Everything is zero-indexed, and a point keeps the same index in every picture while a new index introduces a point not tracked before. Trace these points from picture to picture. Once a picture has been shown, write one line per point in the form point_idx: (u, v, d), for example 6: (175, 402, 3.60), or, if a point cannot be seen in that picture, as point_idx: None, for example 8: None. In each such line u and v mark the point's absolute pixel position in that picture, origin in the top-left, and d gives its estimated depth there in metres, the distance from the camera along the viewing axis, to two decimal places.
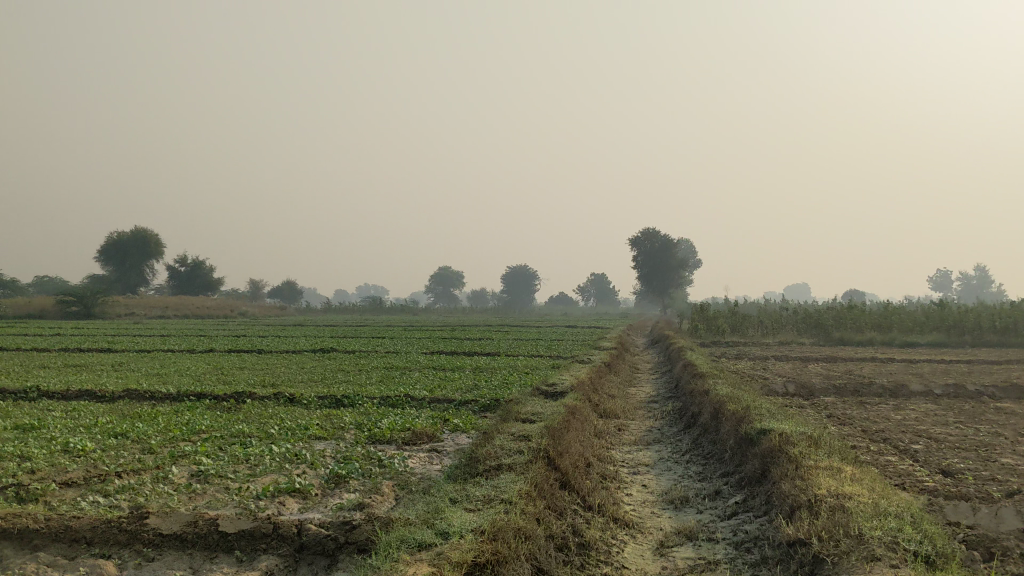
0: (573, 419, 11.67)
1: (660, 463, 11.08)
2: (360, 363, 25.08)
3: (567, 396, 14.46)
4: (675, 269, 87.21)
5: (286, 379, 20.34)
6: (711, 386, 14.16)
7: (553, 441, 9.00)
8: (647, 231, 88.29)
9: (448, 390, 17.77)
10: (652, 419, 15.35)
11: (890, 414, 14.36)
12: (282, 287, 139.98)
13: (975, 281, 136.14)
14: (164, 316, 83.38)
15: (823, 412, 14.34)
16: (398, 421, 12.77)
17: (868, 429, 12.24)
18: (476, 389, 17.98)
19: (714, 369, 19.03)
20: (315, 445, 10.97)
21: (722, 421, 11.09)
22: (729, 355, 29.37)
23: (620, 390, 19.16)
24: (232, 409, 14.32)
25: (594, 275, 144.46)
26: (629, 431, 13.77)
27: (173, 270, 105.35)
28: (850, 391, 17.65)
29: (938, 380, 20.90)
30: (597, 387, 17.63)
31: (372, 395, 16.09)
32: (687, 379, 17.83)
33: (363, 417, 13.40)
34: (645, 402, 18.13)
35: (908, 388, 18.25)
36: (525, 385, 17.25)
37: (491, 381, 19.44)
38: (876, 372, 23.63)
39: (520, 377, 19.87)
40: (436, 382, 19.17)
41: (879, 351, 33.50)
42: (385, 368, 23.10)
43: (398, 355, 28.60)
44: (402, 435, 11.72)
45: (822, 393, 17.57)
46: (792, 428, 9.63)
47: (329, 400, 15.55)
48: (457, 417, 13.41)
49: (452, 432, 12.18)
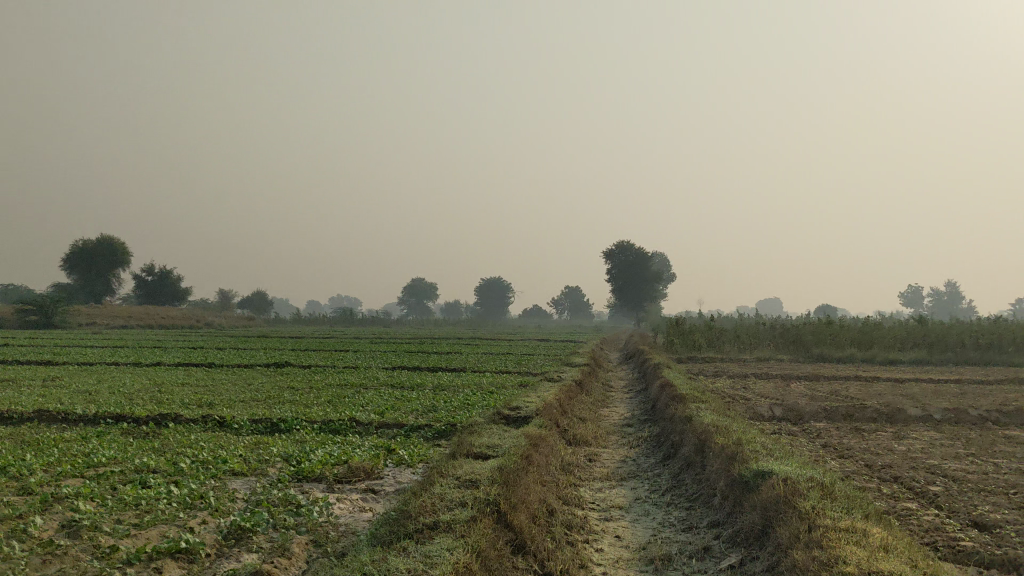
0: (535, 452, 10.00)
1: (637, 506, 9.45)
2: (313, 380, 23.23)
3: (531, 422, 12.81)
4: (649, 282, 86.18)
5: (226, 398, 18.49)
6: (694, 412, 12.50)
7: (507, 486, 7.34)
8: (622, 243, 87.30)
9: (400, 411, 16.03)
10: (626, 446, 13.73)
11: (892, 444, 12.82)
12: (252, 298, 137.56)
13: (946, 297, 136.42)
14: (127, 326, 80.88)
15: (818, 441, 12.70)
16: (333, 453, 11.06)
17: (874, 465, 10.67)
18: (433, 410, 16.26)
19: (694, 390, 17.44)
20: (227, 484, 9.23)
21: (709, 457, 9.48)
22: (707, 373, 27.85)
23: (591, 412, 17.54)
24: (148, 436, 12.52)
25: (569, 288, 143.17)
26: (601, 463, 12.14)
27: (140, 279, 102.81)
28: (842, 416, 16.04)
29: (932, 403, 19.34)
30: (566, 409, 15.97)
31: (314, 418, 14.36)
32: (665, 401, 16.18)
33: (295, 448, 11.66)
34: (620, 425, 16.51)
35: (905, 412, 16.70)
36: (486, 407, 15.57)
37: (450, 401, 17.74)
38: (864, 393, 22.06)
39: (482, 398, 18.13)
40: (390, 403, 17.42)
41: (861, 369, 32.13)
42: (339, 386, 21.26)
43: (357, 370, 26.75)
44: (334, 471, 10.03)
45: (812, 418, 15.95)
46: (795, 469, 8.03)
47: (263, 424, 13.79)
48: (403, 448, 11.71)
49: (394, 467, 10.49)
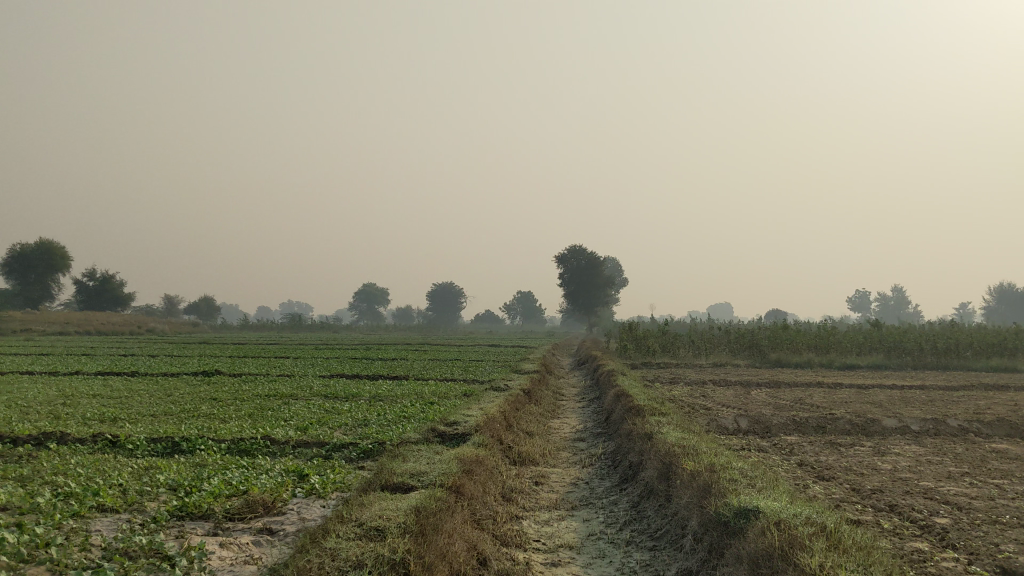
0: (470, 480, 8.35)
1: (590, 545, 7.87)
2: (240, 390, 21.31)
3: (470, 440, 11.18)
4: (602, 287, 85.03)
5: (136, 412, 16.56)
6: (654, 428, 10.94)
7: (427, 537, 5.69)
8: (574, 248, 86.17)
9: (326, 426, 14.29)
10: (577, 466, 12.17)
11: (876, 461, 11.42)
12: (197, 304, 134.02)
13: (893, 301, 137.65)
14: (64, 332, 77.52)
15: (793, 460, 11.20)
16: (232, 482, 9.33)
17: (863, 490, 9.25)
18: (364, 425, 14.55)
19: (653, 401, 15.93)
20: (88, 527, 7.45)
21: (676, 488, 7.94)
22: (663, 380, 26.45)
23: (539, 425, 15.94)
24: (19, 460, 10.65)
25: (521, 293, 141.79)
26: (549, 487, 10.55)
27: (80, 284, 99.17)
28: (814, 429, 14.62)
29: (903, 412, 18.05)
30: (512, 423, 14.35)
31: (223, 436, 12.57)
32: (621, 414, 14.64)
33: (190, 475, 9.88)
34: (571, 440, 14.93)
35: (878, 422, 15.31)
36: (423, 422, 13.91)
37: (384, 414, 16.03)
38: (828, 401, 20.76)
39: (421, 410, 16.44)
40: (317, 416, 15.67)
41: (822, 375, 30.98)
42: (267, 398, 19.38)
43: (290, 379, 24.84)
44: (228, 505, 8.33)
45: (781, 432, 14.48)
46: (785, 504, 6.53)
47: (164, 445, 11.98)
48: (317, 473, 10.02)
49: (302, 499, 8.78)
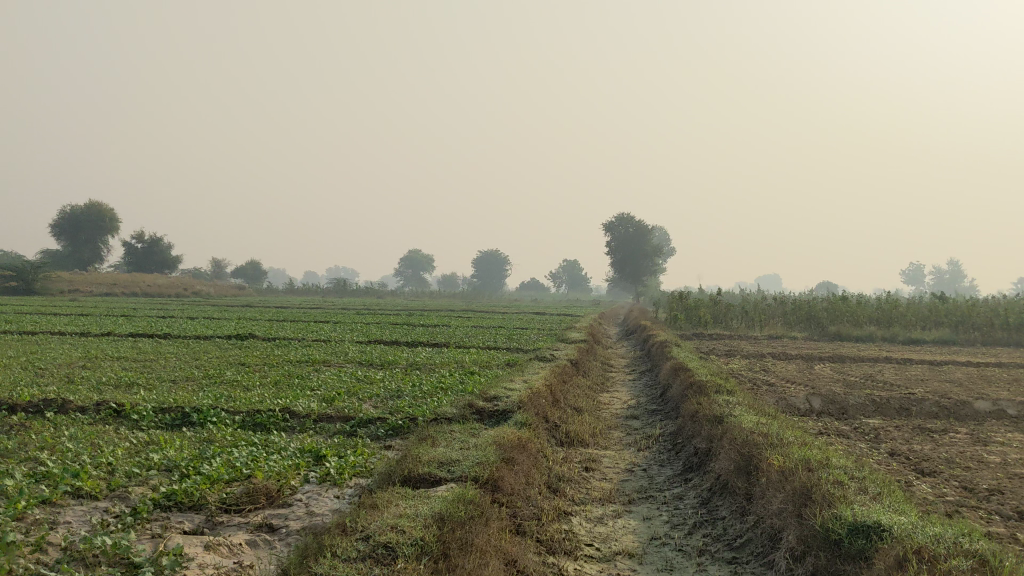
0: (509, 470, 7.00)
1: (653, 551, 6.50)
2: (270, 356, 20.19)
3: (512, 419, 9.86)
4: (650, 256, 83.09)
5: (155, 378, 15.51)
6: (725, 410, 9.51)
7: (452, 563, 4.38)
8: (622, 216, 84.21)
9: (354, 398, 13.03)
10: (632, 449, 10.78)
11: (978, 452, 9.90)
12: (244, 269, 134.47)
13: (949, 276, 133.75)
14: (110, 294, 77.61)
15: (883, 450, 9.72)
16: (237, 463, 8.09)
17: (978, 490, 7.78)
18: (396, 397, 13.28)
19: (714, 376, 14.47)
20: (52, 520, 6.23)
21: (760, 489, 6.53)
22: (718, 352, 24.94)
23: (587, 400, 14.57)
24: (8, 432, 9.52)
25: (567, 262, 140.12)
26: (601, 475, 9.19)
27: (128, 247, 99.52)
28: (896, 411, 13.09)
29: (988, 393, 16.39)
30: (558, 398, 12.97)
31: (239, 408, 11.38)
32: (680, 391, 13.20)
33: (191, 453, 8.66)
34: (623, 418, 13.53)
35: (968, 404, 13.68)
36: (461, 395, 12.61)
37: (419, 385, 14.75)
38: (902, 380, 19.09)
39: (460, 381, 15.15)
40: (346, 386, 14.45)
41: (886, 350, 29.22)
42: (296, 365, 18.23)
43: (326, 344, 23.75)
44: (227, 493, 7.06)
45: (859, 414, 12.98)
46: (912, 519, 5.11)
47: (174, 416, 10.81)
48: (337, 454, 8.76)
49: (314, 487, 7.52)
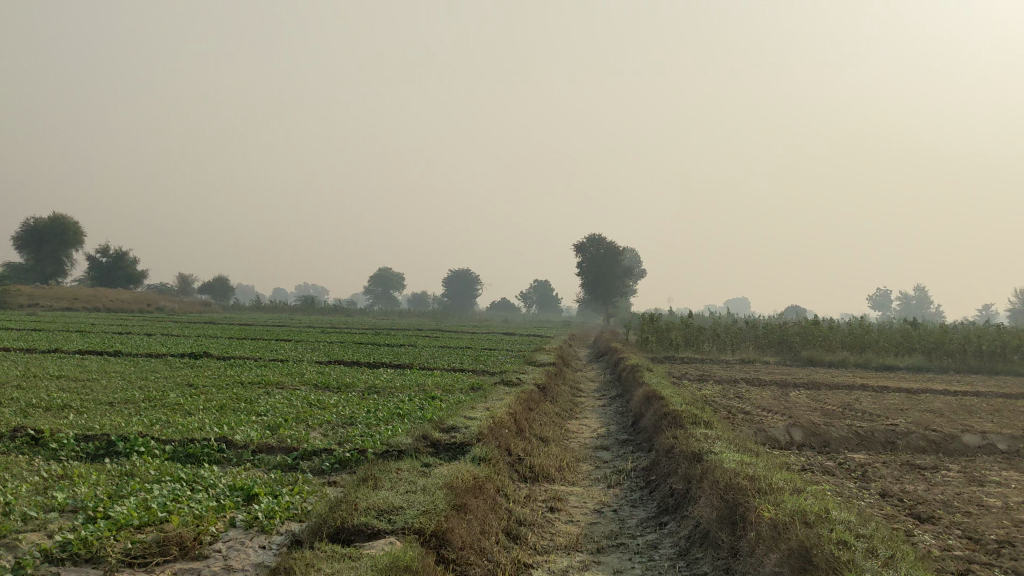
0: (461, 519, 6.11)
1: None
2: (221, 377, 19.14)
3: (470, 454, 8.97)
4: (621, 277, 82.58)
5: (91, 400, 14.44)
6: (704, 447, 8.68)
7: None
8: (594, 237, 83.66)
9: (302, 426, 12.07)
10: (601, 485, 9.92)
11: (975, 494, 9.16)
12: (211, 285, 132.52)
13: (915, 301, 134.80)
14: (71, 309, 75.74)
15: (875, 491, 8.96)
16: (155, 502, 7.13)
17: (984, 541, 7.01)
18: (348, 425, 12.35)
19: (689, 405, 13.67)
20: None
21: (749, 545, 5.70)
22: (690, 377, 24.21)
23: (554, 429, 13.70)
24: None
25: (537, 282, 139.55)
26: (567, 517, 8.30)
27: (93, 261, 97.50)
28: (881, 444, 12.36)
29: (973, 425, 15.73)
30: (523, 428, 12.09)
31: (173, 436, 10.39)
32: (653, 422, 12.37)
33: (106, 490, 7.68)
34: (591, 449, 12.66)
35: (956, 438, 12.97)
36: (418, 424, 11.71)
37: (375, 411, 13.83)
38: (881, 409, 18.41)
39: (419, 407, 14.25)
40: (296, 412, 13.50)
41: (860, 377, 28.66)
42: (248, 387, 17.20)
43: (283, 365, 22.70)
44: (134, 541, 6.09)
45: (843, 447, 12.22)
46: None
47: (98, 446, 9.81)
48: (271, 493, 7.83)
49: (239, 535, 6.58)
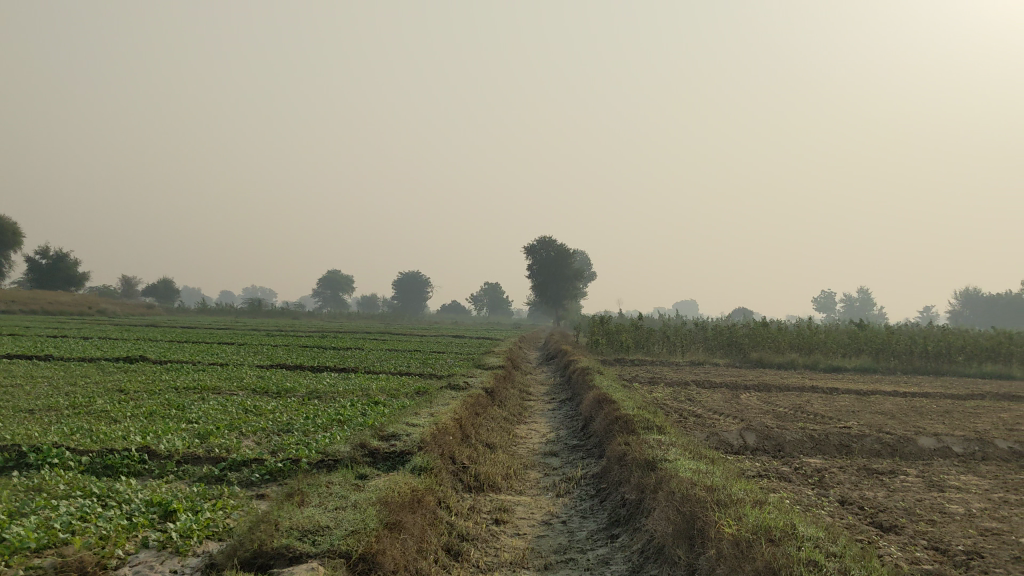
0: (396, 539, 5.58)
1: None
2: (156, 382, 18.30)
3: (410, 464, 8.42)
4: (571, 279, 82.37)
5: (12, 407, 13.61)
6: (658, 454, 8.24)
7: None
8: (544, 239, 83.34)
9: (234, 433, 11.41)
10: (549, 494, 9.43)
11: (935, 500, 8.85)
12: (156, 287, 129.82)
13: (859, 303, 136.86)
14: (8, 311, 73.47)
15: (834, 499, 8.59)
16: (59, 519, 6.48)
17: (952, 552, 6.66)
18: (284, 433, 11.72)
19: (641, 408, 13.24)
20: None
21: (708, 563, 5.26)
22: (641, 380, 23.86)
23: (502, 434, 13.19)
24: None
25: (488, 284, 139.03)
26: (513, 530, 7.79)
27: (32, 262, 94.79)
28: (837, 448, 12.05)
29: (925, 428, 15.56)
30: (468, 434, 11.56)
31: (92, 446, 9.67)
32: (603, 426, 11.92)
33: (8, 506, 7.00)
34: (540, 455, 12.17)
35: (911, 440, 12.71)
36: (357, 431, 11.12)
37: (313, 417, 13.20)
38: (832, 411, 18.21)
39: (361, 413, 13.65)
40: (230, 419, 12.82)
41: (810, 378, 28.59)
42: (182, 392, 16.44)
43: (222, 369, 21.92)
44: (27, 566, 5.44)
45: (797, 451, 11.89)
46: None
47: (7, 457, 9.08)
48: (191, 509, 7.20)
49: (150, 557, 5.97)
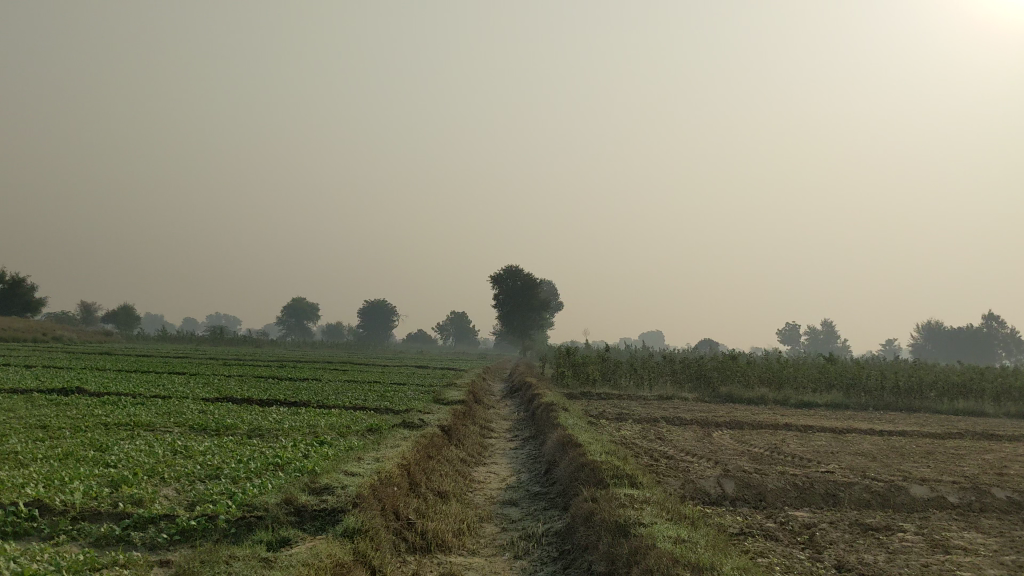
0: None
1: None
2: (86, 418, 16.87)
3: (339, 527, 7.23)
4: (538, 310, 81.32)
5: None
6: (631, 517, 7.10)
7: None
8: (511, 269, 82.35)
9: (153, 482, 10.12)
10: (506, 556, 8.26)
11: (945, 567, 7.76)
12: (117, 313, 127.31)
13: (823, 336, 137.24)
14: None
15: (831, 565, 7.49)
16: None
17: None
18: (209, 481, 10.43)
19: (610, 451, 12.09)
20: None
21: None
22: (609, 416, 22.71)
23: (456, 480, 11.97)
24: None
25: (454, 314, 137.61)
26: None
27: None
28: (825, 499, 10.96)
29: (912, 471, 14.55)
30: (417, 483, 10.34)
31: None
32: (569, 474, 10.76)
33: None
34: (497, 506, 10.96)
35: (902, 488, 11.68)
36: (292, 480, 9.87)
37: (247, 461, 11.90)
38: (810, 452, 17.17)
39: (302, 455, 12.39)
40: (153, 462, 11.53)
41: (783, 415, 27.59)
42: (111, 431, 15.06)
43: (163, 403, 20.46)
44: None
45: (781, 503, 10.80)
46: None
47: None
48: None
49: None
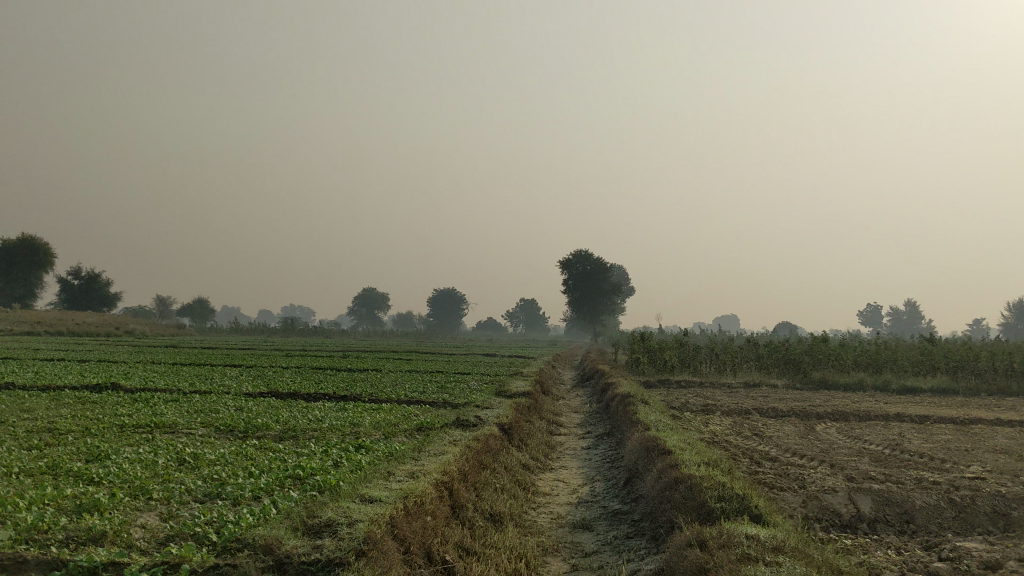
0: None
1: None
2: (101, 420, 14.90)
3: None
4: (608, 295, 78.70)
5: None
6: None
7: None
8: (580, 253, 79.80)
9: (129, 509, 8.00)
10: None
11: None
12: (192, 306, 127.98)
13: (907, 316, 131.52)
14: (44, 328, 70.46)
15: None
16: None
17: None
18: (204, 504, 8.28)
19: (708, 459, 9.64)
20: None
21: None
22: (694, 408, 20.13)
23: (516, 498, 9.62)
24: None
25: (524, 301, 135.54)
26: None
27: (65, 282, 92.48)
28: (993, 523, 8.38)
29: None
30: (461, 506, 8.04)
31: None
32: (660, 491, 8.35)
33: None
34: (565, 531, 8.60)
35: None
36: (299, 504, 7.69)
37: (260, 473, 9.75)
38: (939, 449, 14.41)
39: (327, 465, 10.20)
40: (146, 477, 9.48)
41: (889, 403, 24.55)
42: (124, 435, 13.09)
43: (198, 400, 18.51)
44: None
45: (935, 527, 8.27)
46: None
47: None
48: None
49: None
